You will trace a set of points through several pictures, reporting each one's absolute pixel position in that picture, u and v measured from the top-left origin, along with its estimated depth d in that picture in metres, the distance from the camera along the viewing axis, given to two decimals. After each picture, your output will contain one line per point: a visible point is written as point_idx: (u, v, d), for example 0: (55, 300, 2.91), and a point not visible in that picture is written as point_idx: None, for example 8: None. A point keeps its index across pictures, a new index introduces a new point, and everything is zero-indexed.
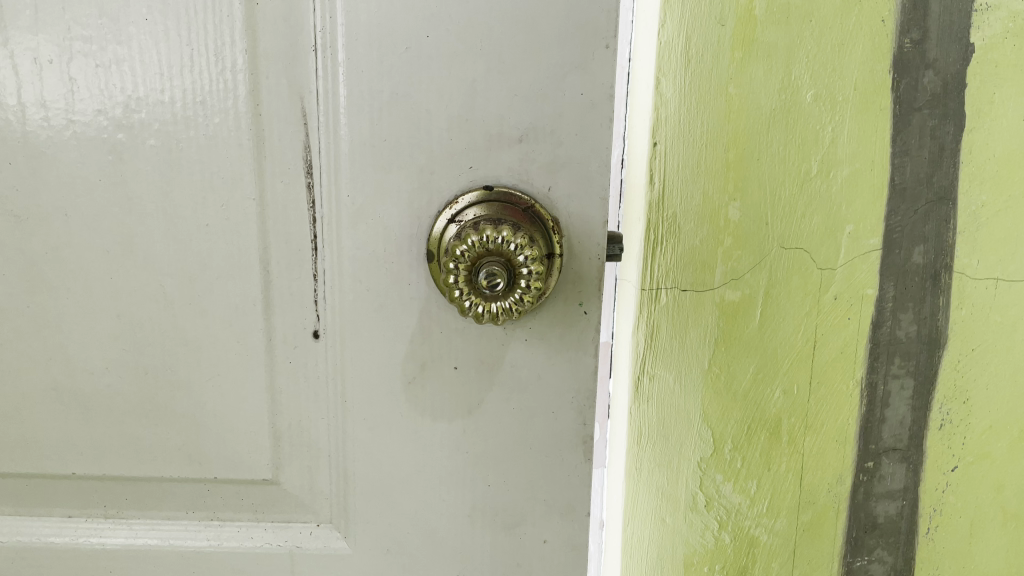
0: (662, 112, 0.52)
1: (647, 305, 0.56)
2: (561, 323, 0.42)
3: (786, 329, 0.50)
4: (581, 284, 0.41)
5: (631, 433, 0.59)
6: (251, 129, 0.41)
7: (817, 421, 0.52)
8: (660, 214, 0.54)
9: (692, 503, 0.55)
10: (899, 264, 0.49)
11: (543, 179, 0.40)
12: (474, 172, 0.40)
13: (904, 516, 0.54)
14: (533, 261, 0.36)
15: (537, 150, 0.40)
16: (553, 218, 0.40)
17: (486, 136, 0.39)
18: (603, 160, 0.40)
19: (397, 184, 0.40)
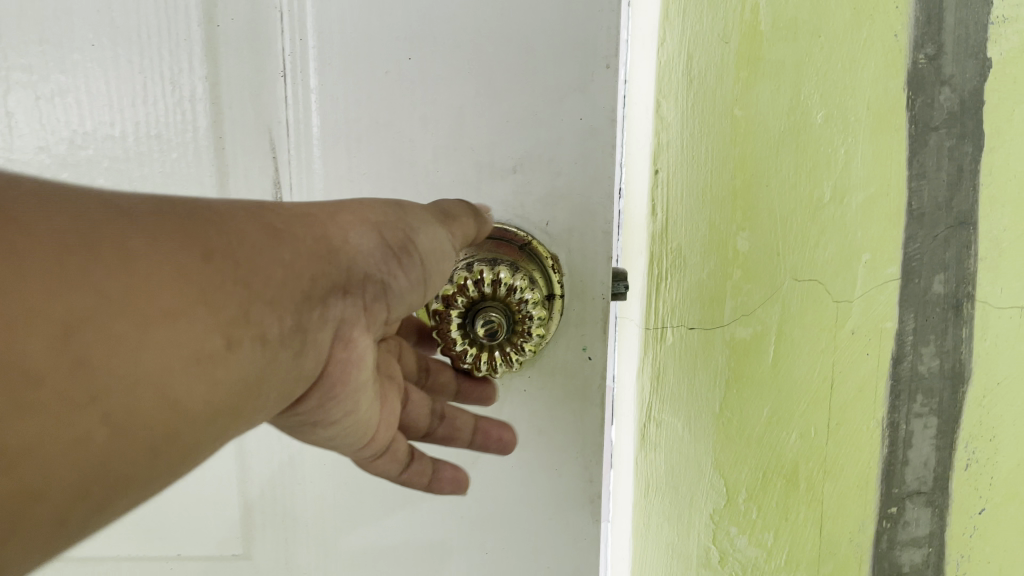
0: (663, 136, 0.46)
1: (652, 344, 0.49)
2: (563, 369, 0.42)
3: (801, 369, 0.46)
4: (584, 327, 0.42)
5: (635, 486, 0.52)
6: (213, 164, 0.39)
7: (836, 466, 0.48)
8: (662, 247, 0.47)
9: (704, 558, 0.50)
10: (919, 294, 0.46)
11: (541, 214, 0.40)
12: None
13: (931, 564, 0.51)
14: (534, 304, 0.36)
15: (532, 180, 0.40)
16: (552, 257, 0.41)
17: (477, 167, 0.40)
18: (605, 192, 0.40)
19: None
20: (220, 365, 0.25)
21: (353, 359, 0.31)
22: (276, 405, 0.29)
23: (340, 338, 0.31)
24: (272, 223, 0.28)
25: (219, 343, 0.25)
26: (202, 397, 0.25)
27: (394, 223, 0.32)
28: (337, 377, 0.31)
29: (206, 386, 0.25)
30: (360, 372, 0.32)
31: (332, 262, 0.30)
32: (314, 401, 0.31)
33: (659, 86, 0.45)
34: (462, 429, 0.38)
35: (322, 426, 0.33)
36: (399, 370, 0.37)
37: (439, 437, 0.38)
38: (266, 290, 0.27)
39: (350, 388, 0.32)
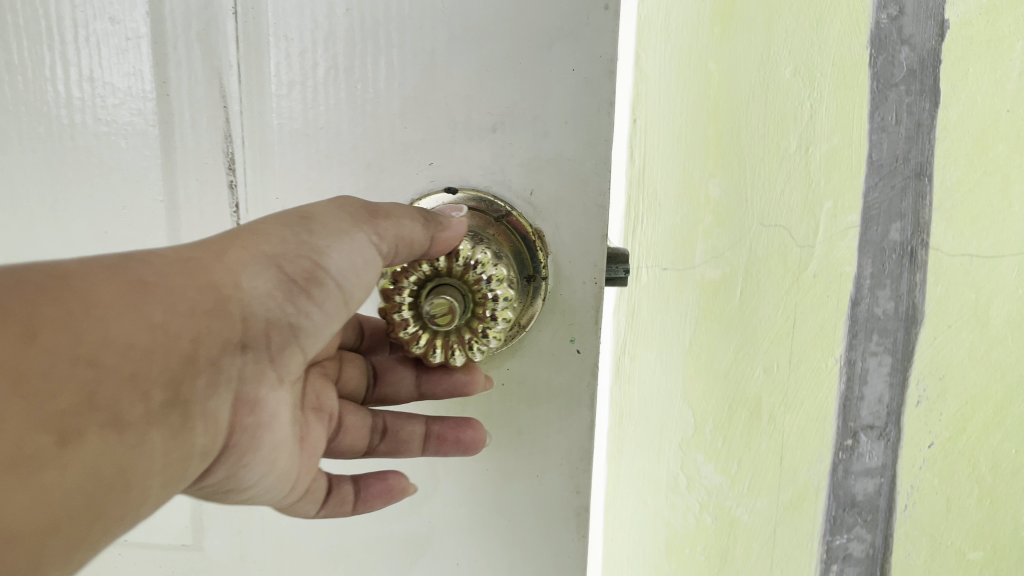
0: (641, 88, 0.49)
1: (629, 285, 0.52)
2: (551, 348, 0.43)
3: (764, 309, 0.50)
4: (573, 317, 0.42)
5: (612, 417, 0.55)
6: (155, 108, 0.42)
7: (796, 400, 0.52)
8: (639, 190, 0.50)
9: (673, 486, 0.54)
10: (877, 240, 0.49)
11: (525, 180, 0.41)
12: (435, 167, 0.41)
13: (883, 492, 0.55)
14: (499, 283, 0.36)
15: (513, 138, 0.40)
16: (536, 236, 0.41)
17: (451, 123, 0.40)
18: (596, 158, 0.40)
19: (341, 179, 0.41)
20: (56, 463, 0.25)
21: (259, 418, 0.34)
22: (170, 485, 0.30)
23: (246, 404, 0.33)
24: (143, 274, 0.29)
25: (54, 439, 0.25)
26: (30, 505, 0.24)
27: (294, 248, 0.32)
28: (245, 446, 0.33)
29: (32, 493, 0.24)
30: (265, 430, 0.34)
31: (226, 319, 0.31)
32: (223, 474, 0.34)
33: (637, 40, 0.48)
34: (411, 438, 0.42)
35: (236, 491, 0.35)
36: (332, 399, 0.41)
37: (383, 452, 0.42)
38: (129, 357, 0.27)
39: (262, 446, 0.34)
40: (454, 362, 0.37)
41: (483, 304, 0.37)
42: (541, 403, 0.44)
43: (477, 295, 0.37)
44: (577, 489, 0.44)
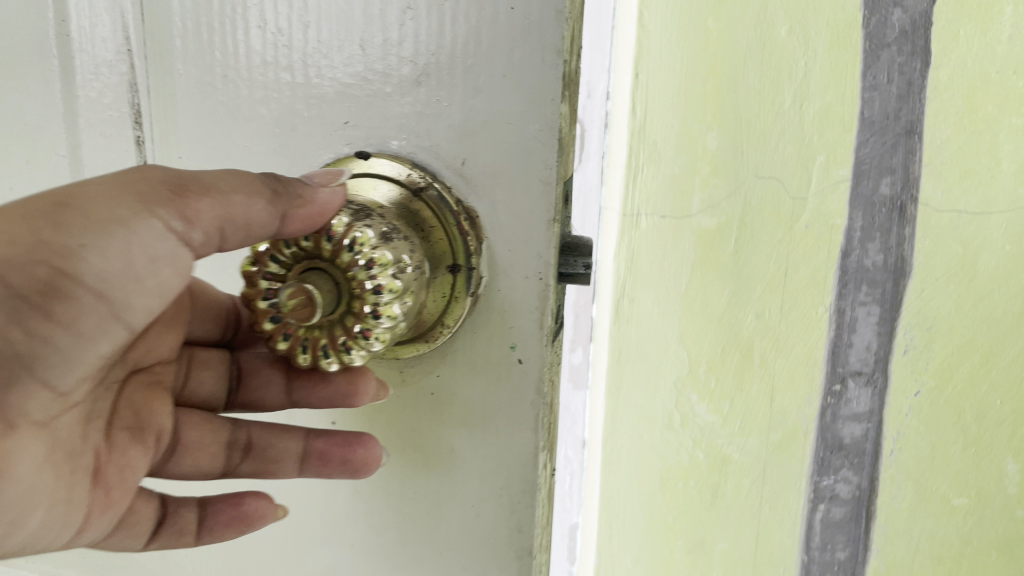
0: (645, 41, 0.51)
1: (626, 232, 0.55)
2: (485, 350, 0.39)
3: (758, 257, 0.53)
4: (511, 319, 0.39)
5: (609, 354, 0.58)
6: (58, 53, 0.42)
7: (787, 344, 0.55)
8: (641, 141, 0.53)
9: (668, 422, 0.58)
10: (868, 195, 0.52)
11: (456, 148, 0.38)
12: (352, 128, 0.39)
13: (870, 437, 0.57)
14: (382, 275, 0.32)
15: (441, 94, 0.37)
16: (467, 218, 0.38)
17: (373, 73, 0.38)
18: (543, 122, 0.36)
19: (251, 133, 0.40)
20: None
21: None
22: None
23: None
24: None
25: None
26: None
27: (32, 248, 0.31)
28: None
29: None
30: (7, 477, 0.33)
31: None
32: None
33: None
34: (285, 458, 0.42)
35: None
36: (167, 415, 0.41)
37: (249, 470, 0.43)
38: None
39: None
40: (331, 368, 0.34)
41: (364, 295, 0.32)
42: (469, 424, 0.40)
43: (355, 290, 0.33)
44: (520, 526, 0.40)
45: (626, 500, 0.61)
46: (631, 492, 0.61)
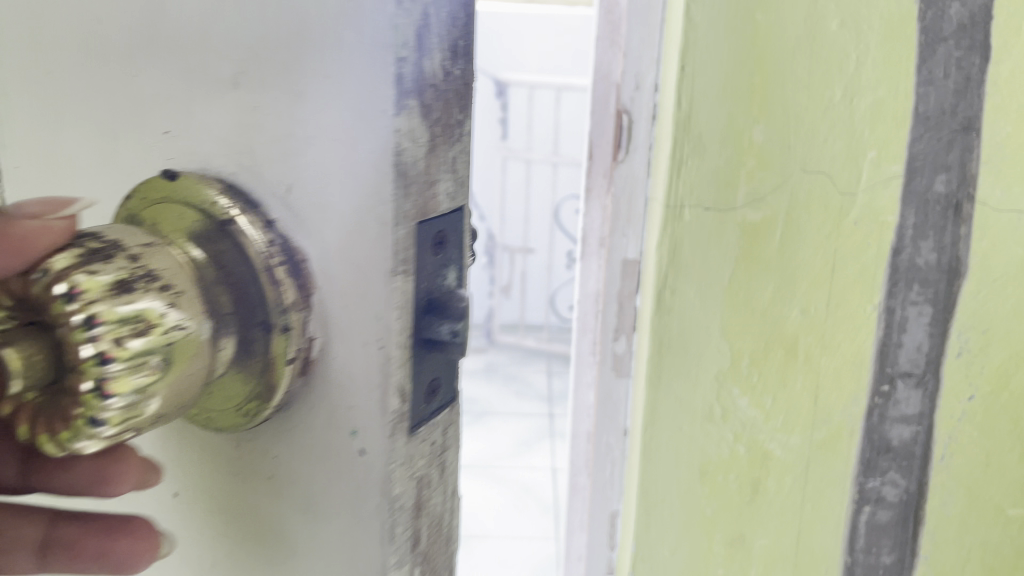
0: (691, 35, 0.50)
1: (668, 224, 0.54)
2: (319, 444, 0.24)
3: (804, 252, 0.53)
4: (351, 398, 0.23)
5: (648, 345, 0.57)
6: None
7: (832, 342, 0.54)
8: (685, 134, 0.52)
9: (709, 415, 0.57)
10: (921, 192, 0.51)
11: (279, 170, 0.23)
12: (172, 140, 0.25)
13: (919, 440, 0.56)
14: (96, 329, 0.19)
15: (260, 95, 0.23)
16: (288, 263, 0.23)
17: (187, 73, 0.24)
18: (390, 150, 0.21)
19: (74, 148, 0.27)
20: None
21: None
22: None
23: None
24: None
25: None
26: None
27: None
28: None
29: None
30: None
31: None
32: None
33: None
34: None
35: None
36: None
37: None
38: None
39: None
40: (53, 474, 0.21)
41: (81, 368, 0.19)
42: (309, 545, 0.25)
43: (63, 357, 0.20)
44: None
45: (666, 495, 0.60)
46: (670, 485, 0.60)
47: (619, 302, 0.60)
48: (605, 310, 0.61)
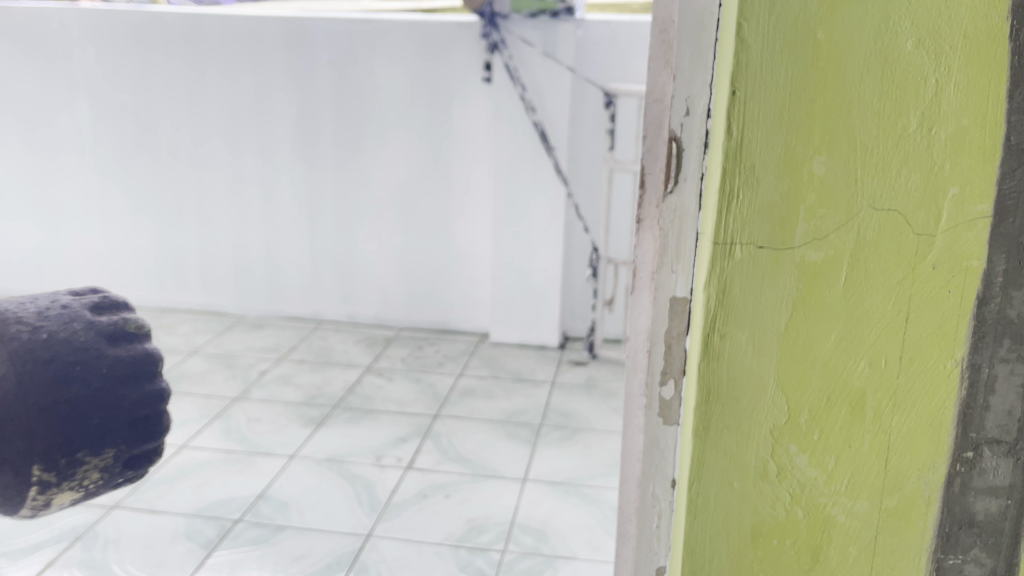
0: (741, 58, 0.50)
1: (716, 263, 0.54)
2: None
3: (874, 301, 0.53)
4: None
5: (691, 393, 0.56)
6: None
7: (905, 398, 0.55)
8: (737, 162, 0.52)
9: (763, 472, 0.57)
10: (1011, 235, 0.52)
11: None
12: None
13: (1007, 515, 0.56)
14: None
15: None
16: None
17: None
18: None
19: None
20: None
21: None
22: None
23: None
24: None
25: None
26: None
27: None
28: None
29: None
30: None
31: None
32: None
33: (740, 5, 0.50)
34: None
35: None
36: None
37: None
38: None
39: None
40: None
41: None
42: None
43: None
44: None
45: (711, 560, 0.59)
46: (721, 540, 0.59)
47: (665, 344, 0.60)
48: (653, 350, 0.60)
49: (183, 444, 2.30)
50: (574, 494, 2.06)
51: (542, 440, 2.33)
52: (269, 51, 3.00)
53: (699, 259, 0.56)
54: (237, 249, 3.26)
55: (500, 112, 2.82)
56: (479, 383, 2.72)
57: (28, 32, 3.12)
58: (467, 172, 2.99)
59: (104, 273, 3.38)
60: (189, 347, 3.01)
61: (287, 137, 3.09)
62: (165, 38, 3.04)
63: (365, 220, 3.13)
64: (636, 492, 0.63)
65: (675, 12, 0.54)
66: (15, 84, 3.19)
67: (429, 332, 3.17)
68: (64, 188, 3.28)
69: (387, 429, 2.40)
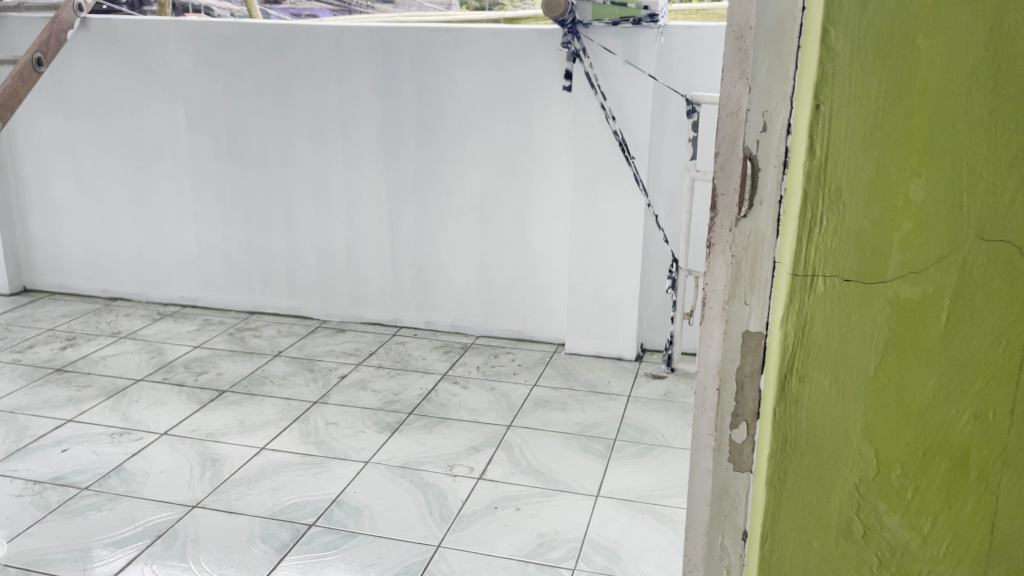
0: (824, 69, 0.52)
1: (798, 294, 0.57)
2: None
3: (977, 350, 0.55)
4: None
5: (768, 441, 0.61)
6: None
7: (1010, 457, 0.57)
8: (821, 185, 0.54)
9: (848, 532, 0.61)
10: None
11: None
12: None
13: None
14: None
15: None
16: None
17: None
18: None
19: None
20: None
21: None
22: None
23: None
24: None
25: None
26: None
27: None
28: None
29: None
30: None
31: None
32: None
33: (824, 13, 0.52)
34: None
35: None
36: None
37: None
38: None
39: None
40: None
41: None
42: None
43: None
44: None
45: None
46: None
47: (737, 382, 0.64)
48: (724, 388, 0.64)
49: (262, 446, 2.34)
50: (648, 513, 1.99)
51: (617, 455, 2.27)
52: (354, 59, 3.04)
53: (777, 297, 0.59)
54: (320, 255, 3.33)
55: (580, 120, 2.77)
56: (554, 393, 2.68)
57: (129, 44, 3.25)
58: (547, 180, 2.96)
59: (195, 277, 3.49)
60: (272, 349, 3.07)
61: (370, 145, 3.13)
62: (256, 49, 3.12)
63: (444, 228, 3.14)
64: (707, 537, 0.69)
65: (752, 20, 0.58)
66: (117, 94, 3.33)
67: (505, 341, 3.15)
68: (160, 194, 3.40)
69: (460, 438, 2.39)
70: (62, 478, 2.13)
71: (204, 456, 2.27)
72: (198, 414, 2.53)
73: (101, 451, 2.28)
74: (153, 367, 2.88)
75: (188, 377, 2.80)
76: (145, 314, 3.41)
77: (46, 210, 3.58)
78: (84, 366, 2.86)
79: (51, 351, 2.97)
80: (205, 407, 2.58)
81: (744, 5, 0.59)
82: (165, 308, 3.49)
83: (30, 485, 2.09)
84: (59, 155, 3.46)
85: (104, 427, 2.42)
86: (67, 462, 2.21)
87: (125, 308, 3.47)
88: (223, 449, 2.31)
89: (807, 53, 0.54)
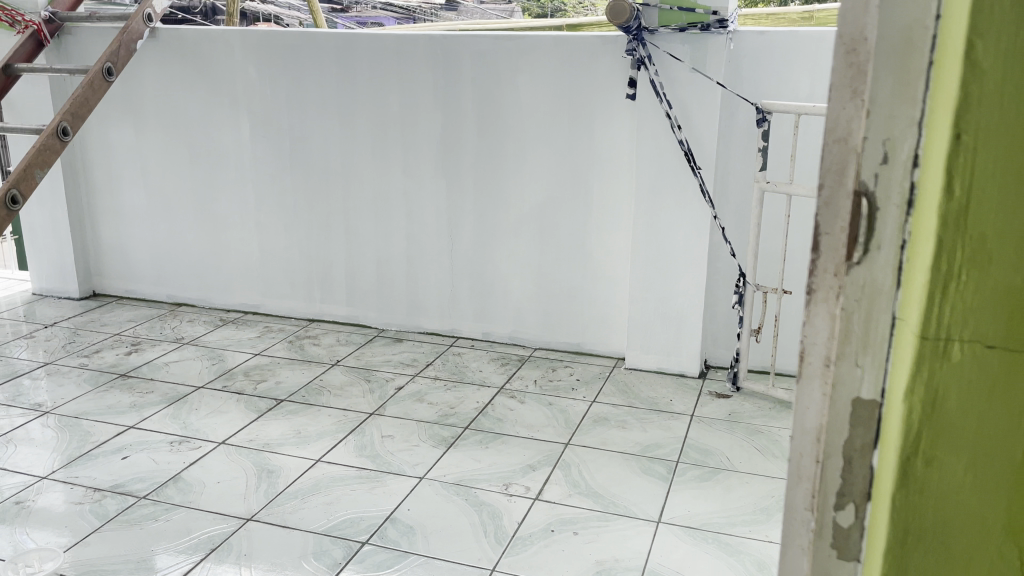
0: (969, 100, 0.47)
1: (926, 343, 0.51)
2: None
3: None
4: None
5: (890, 500, 0.54)
6: None
7: None
8: (960, 226, 0.49)
9: None
10: None
11: None
12: None
13: None
14: None
15: None
16: None
17: None
18: None
19: None
20: None
21: None
22: None
23: None
24: None
25: None
26: None
27: None
28: None
29: None
30: None
31: None
32: None
33: (968, 36, 0.47)
34: None
35: None
36: None
37: None
38: None
39: None
40: None
41: None
42: None
43: None
44: None
45: None
46: None
47: (844, 458, 0.57)
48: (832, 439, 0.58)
49: (318, 458, 2.32)
50: (712, 542, 1.89)
51: (679, 478, 2.18)
52: (416, 68, 3.02)
53: (897, 358, 0.53)
54: (379, 263, 3.31)
55: (645, 129, 2.69)
56: (614, 411, 2.60)
57: (197, 55, 3.29)
58: (609, 190, 2.89)
59: (256, 283, 3.51)
60: (330, 358, 3.06)
61: (430, 154, 3.10)
62: (319, 58, 3.13)
63: (504, 238, 3.09)
64: None
65: (873, 38, 0.51)
66: (184, 103, 3.38)
67: (564, 354, 3.07)
68: (224, 202, 3.44)
69: (517, 456, 2.32)
70: (122, 486, 2.15)
71: (260, 467, 2.26)
72: (255, 423, 2.53)
73: (160, 459, 2.29)
74: (213, 374, 2.90)
75: (247, 385, 2.81)
76: (208, 320, 3.45)
77: (115, 217, 3.65)
78: (147, 372, 2.90)
79: (116, 357, 3.02)
80: (262, 416, 2.58)
81: (856, 13, 0.53)
82: (227, 315, 3.52)
83: (90, 493, 2.11)
84: (128, 163, 3.53)
85: (164, 434, 2.44)
86: (127, 470, 2.23)
87: (188, 314, 3.52)
88: (279, 461, 2.30)
89: (941, 79, 0.49)
